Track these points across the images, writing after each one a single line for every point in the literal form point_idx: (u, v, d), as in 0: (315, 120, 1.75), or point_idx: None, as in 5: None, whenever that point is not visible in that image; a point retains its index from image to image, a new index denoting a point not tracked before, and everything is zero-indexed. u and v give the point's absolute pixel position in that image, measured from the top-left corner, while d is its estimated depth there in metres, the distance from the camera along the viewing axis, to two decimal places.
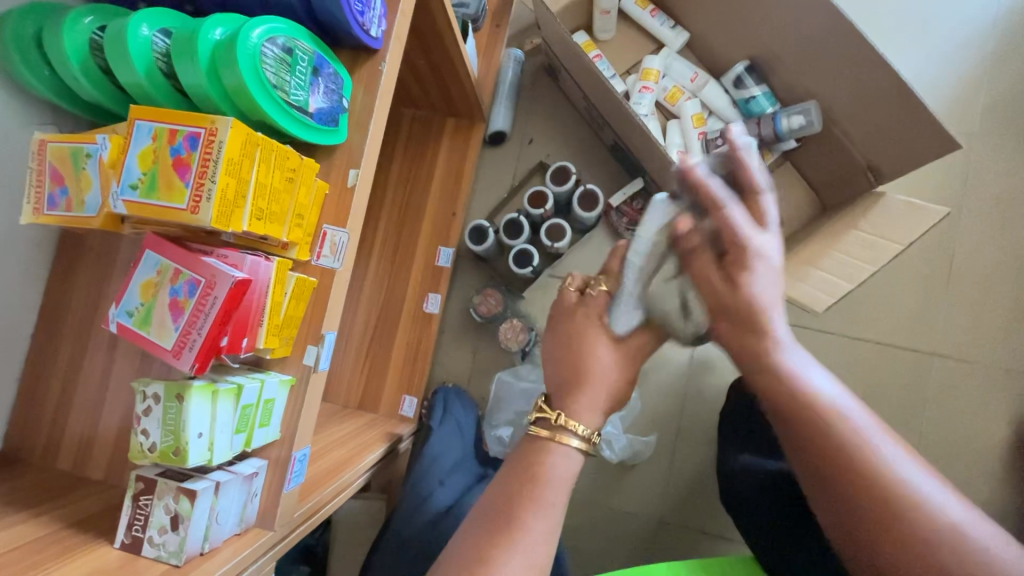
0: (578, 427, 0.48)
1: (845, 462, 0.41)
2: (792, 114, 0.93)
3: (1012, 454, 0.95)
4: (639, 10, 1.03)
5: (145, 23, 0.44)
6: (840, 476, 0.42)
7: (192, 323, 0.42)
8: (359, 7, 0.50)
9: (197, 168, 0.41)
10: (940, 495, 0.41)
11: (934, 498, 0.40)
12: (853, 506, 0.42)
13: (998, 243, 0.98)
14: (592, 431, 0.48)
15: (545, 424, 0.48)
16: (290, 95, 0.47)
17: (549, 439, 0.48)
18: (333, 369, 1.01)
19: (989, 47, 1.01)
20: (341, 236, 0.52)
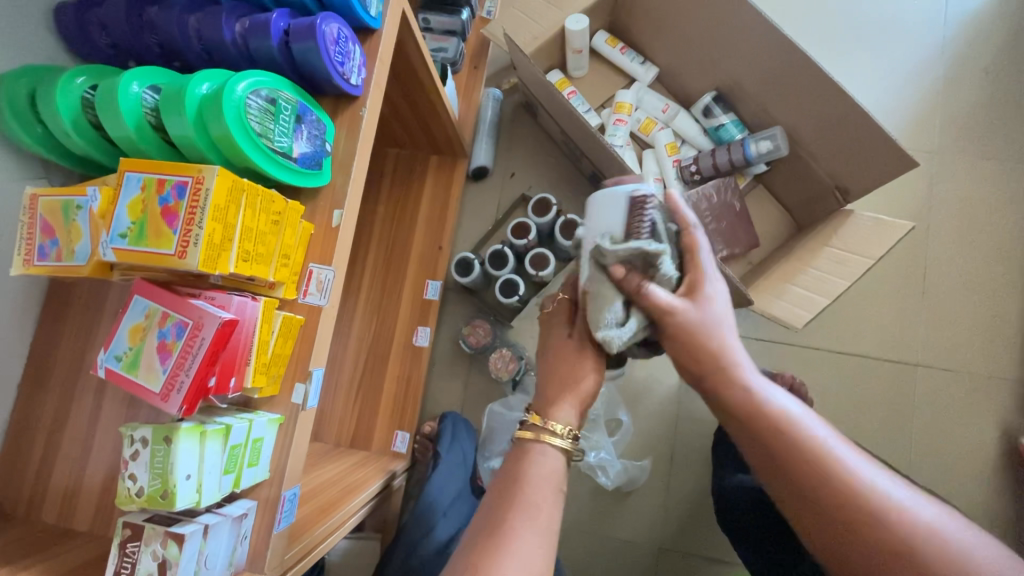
0: (562, 429, 0.51)
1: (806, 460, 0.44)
2: (760, 139, 0.98)
3: (1005, 462, 0.96)
4: (609, 49, 1.09)
5: (135, 81, 0.46)
6: (833, 502, 0.44)
7: (180, 365, 0.42)
8: (340, 58, 0.53)
9: (184, 215, 0.43)
10: (928, 510, 0.44)
11: (914, 504, 0.44)
12: (844, 522, 0.43)
13: (966, 256, 1.02)
14: (570, 428, 0.51)
15: (532, 428, 0.51)
16: (275, 142, 0.49)
17: (534, 440, 0.51)
18: (325, 407, 1.01)
19: (941, 70, 1.07)
20: (327, 274, 0.54)
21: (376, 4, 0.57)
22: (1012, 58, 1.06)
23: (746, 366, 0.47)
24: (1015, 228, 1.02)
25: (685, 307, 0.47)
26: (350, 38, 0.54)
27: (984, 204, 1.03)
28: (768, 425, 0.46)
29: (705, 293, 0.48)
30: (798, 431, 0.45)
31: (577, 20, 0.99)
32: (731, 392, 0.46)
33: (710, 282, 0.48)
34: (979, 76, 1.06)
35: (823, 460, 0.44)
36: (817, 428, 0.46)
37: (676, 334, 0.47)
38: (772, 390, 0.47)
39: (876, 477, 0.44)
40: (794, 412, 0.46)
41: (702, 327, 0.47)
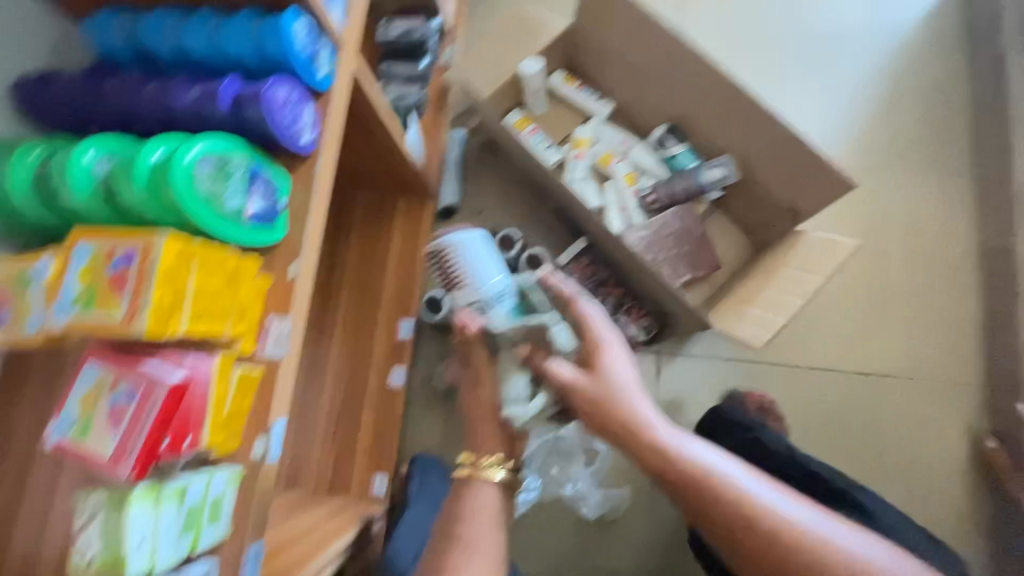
0: (495, 461, 0.62)
1: (720, 497, 0.53)
2: (712, 167, 1.03)
3: (976, 466, 0.98)
4: (566, 87, 1.14)
5: (88, 155, 0.49)
6: (747, 531, 0.52)
7: (131, 430, 0.43)
8: (289, 120, 0.56)
9: (133, 283, 0.44)
10: (828, 525, 0.52)
11: (815, 522, 0.52)
12: (762, 547, 0.51)
13: (920, 266, 1.06)
14: (504, 458, 0.63)
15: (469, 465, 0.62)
16: (226, 205, 0.51)
17: (473, 474, 0.61)
18: (302, 454, 1.00)
19: (879, 93, 1.13)
20: (285, 327, 0.55)
21: (326, 64, 0.60)
22: (943, 79, 1.13)
23: (657, 424, 0.58)
24: (964, 238, 1.06)
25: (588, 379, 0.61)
26: (300, 99, 0.57)
27: (933, 216, 1.07)
28: (683, 469, 0.55)
29: (607, 368, 0.61)
30: (709, 472, 0.54)
31: (532, 64, 1.05)
32: (649, 448, 0.57)
33: (606, 355, 0.62)
34: (915, 96, 1.12)
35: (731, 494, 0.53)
36: (723, 465, 0.55)
37: (588, 402, 0.60)
38: (685, 441, 0.57)
39: (779, 501, 0.53)
40: (701, 455, 0.55)
41: (608, 395, 0.59)
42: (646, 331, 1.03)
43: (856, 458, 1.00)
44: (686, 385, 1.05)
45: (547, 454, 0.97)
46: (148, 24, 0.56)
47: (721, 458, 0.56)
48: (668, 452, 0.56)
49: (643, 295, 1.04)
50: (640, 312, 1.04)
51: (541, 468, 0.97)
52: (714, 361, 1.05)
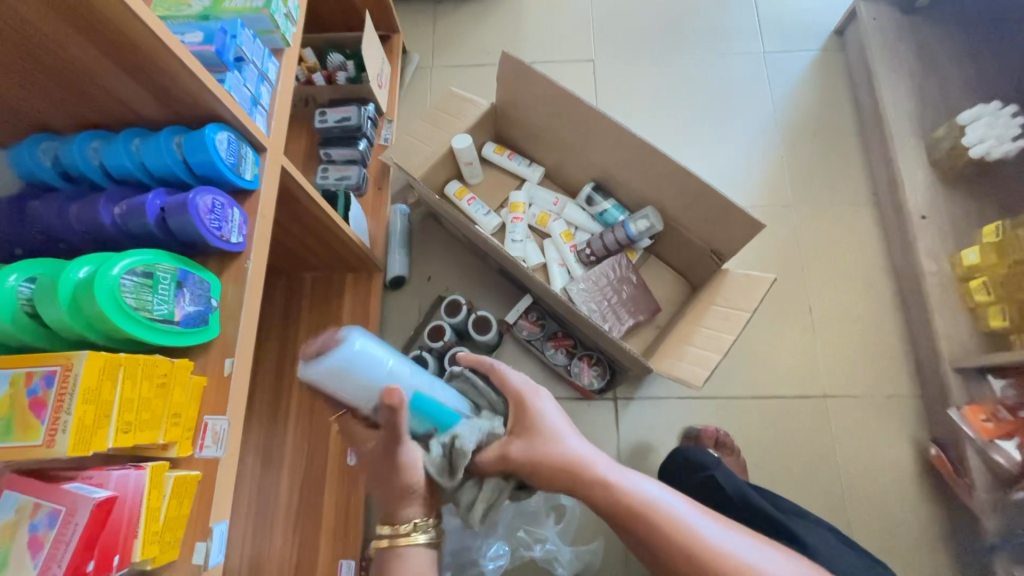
0: (413, 526, 0.59)
1: (663, 531, 0.55)
2: (637, 219, 1.09)
3: (925, 474, 1.02)
4: (498, 156, 1.22)
5: (11, 277, 0.49)
6: (689, 564, 0.54)
7: (52, 557, 0.42)
8: (216, 224, 0.58)
9: (52, 404, 0.44)
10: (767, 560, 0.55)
11: (755, 556, 0.55)
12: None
13: (842, 289, 1.14)
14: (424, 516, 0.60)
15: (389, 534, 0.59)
16: (153, 312, 0.53)
17: (391, 545, 0.59)
18: (261, 550, 0.96)
19: (779, 139, 1.25)
20: (222, 424, 0.56)
21: (252, 167, 0.64)
22: (832, 121, 1.26)
23: (605, 465, 0.61)
24: (875, 259, 1.15)
25: (521, 442, 0.63)
26: (226, 204, 0.59)
27: (845, 242, 1.17)
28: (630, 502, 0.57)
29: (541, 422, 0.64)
30: (653, 508, 0.57)
31: (461, 139, 1.11)
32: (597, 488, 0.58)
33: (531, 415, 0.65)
34: (810, 138, 1.25)
35: (667, 525, 0.56)
36: (665, 498, 0.58)
37: (528, 461, 0.62)
38: (633, 480, 0.59)
39: (720, 536, 0.56)
40: (636, 489, 0.58)
41: (542, 451, 0.62)
42: (600, 379, 1.06)
43: (815, 480, 1.03)
44: (646, 427, 1.06)
45: (513, 518, 0.93)
46: (69, 147, 0.59)
47: (670, 496, 0.59)
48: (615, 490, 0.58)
49: (592, 344, 1.08)
50: (592, 361, 1.07)
51: (507, 533, 0.93)
52: (668, 401, 1.08)
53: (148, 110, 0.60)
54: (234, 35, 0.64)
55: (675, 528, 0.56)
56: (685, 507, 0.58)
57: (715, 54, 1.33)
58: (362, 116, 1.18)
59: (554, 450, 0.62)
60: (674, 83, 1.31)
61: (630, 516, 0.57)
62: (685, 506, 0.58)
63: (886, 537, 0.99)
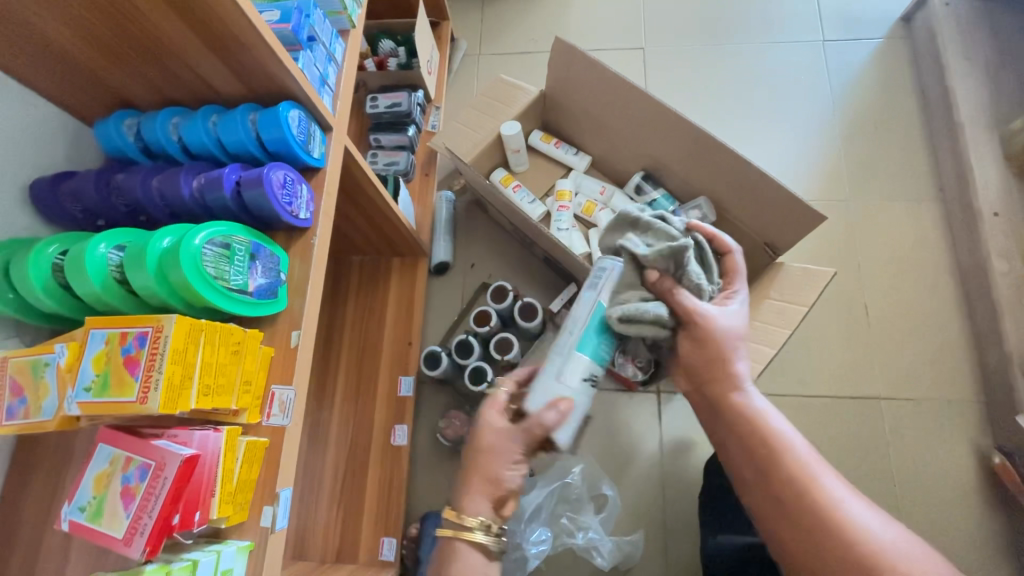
0: (479, 523, 0.56)
1: (764, 444, 0.54)
2: (688, 210, 1.07)
3: (986, 484, 0.97)
4: (545, 144, 1.21)
5: (102, 243, 0.52)
6: (776, 479, 0.52)
7: (143, 508, 0.44)
8: (287, 199, 0.60)
9: (145, 362, 0.46)
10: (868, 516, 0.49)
11: (855, 507, 0.50)
12: (781, 493, 0.52)
13: (902, 288, 1.09)
14: (490, 521, 0.57)
15: (452, 525, 0.57)
16: (230, 281, 0.54)
17: (455, 536, 0.56)
18: (308, 523, 0.99)
19: (837, 129, 1.21)
20: (288, 394, 0.57)
21: (319, 145, 0.65)
22: (897, 111, 1.21)
23: (739, 376, 0.59)
24: (939, 257, 1.10)
25: (711, 307, 0.60)
26: (296, 179, 0.61)
27: (905, 238, 1.12)
28: (741, 409, 0.58)
29: (725, 308, 0.61)
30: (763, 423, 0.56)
31: (510, 126, 1.11)
32: (716, 389, 0.60)
33: (738, 301, 0.63)
34: (870, 129, 1.20)
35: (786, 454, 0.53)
36: (782, 426, 0.56)
37: (685, 338, 0.61)
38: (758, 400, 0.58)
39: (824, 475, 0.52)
40: (759, 405, 0.58)
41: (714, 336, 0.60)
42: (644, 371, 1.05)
43: (866, 484, 0.99)
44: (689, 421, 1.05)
45: (556, 504, 0.95)
46: (151, 122, 0.62)
47: (787, 427, 0.56)
48: (732, 395, 0.59)
49: None
50: None
51: (551, 520, 0.94)
52: None
53: (224, 87, 0.62)
54: (308, 14, 0.66)
55: (783, 448, 0.54)
56: (801, 442, 0.55)
57: (772, 42, 1.29)
58: (412, 102, 1.20)
59: (701, 336, 0.60)
60: (728, 71, 1.27)
61: (736, 418, 0.57)
62: (806, 446, 0.54)
63: (944, 546, 0.94)
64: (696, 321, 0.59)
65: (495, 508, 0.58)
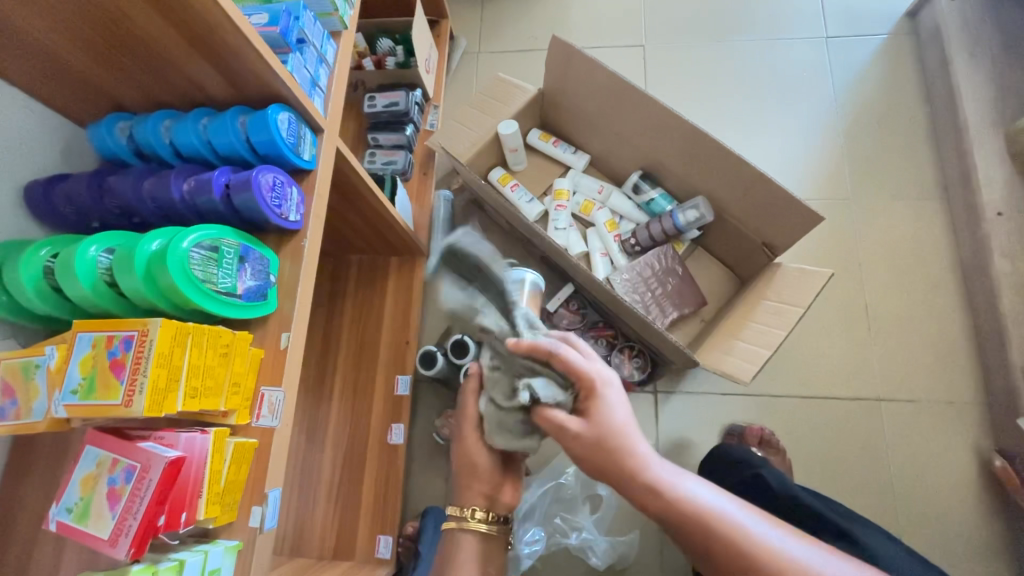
0: (475, 513, 0.58)
1: (715, 537, 0.46)
2: (686, 210, 1.06)
3: (988, 487, 0.96)
4: (543, 143, 1.21)
5: (92, 246, 0.52)
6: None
7: (128, 509, 0.45)
8: (276, 201, 0.60)
9: (131, 366, 0.47)
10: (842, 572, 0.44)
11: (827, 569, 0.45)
12: None
13: (904, 288, 1.08)
14: (489, 510, 0.58)
15: (455, 518, 0.58)
16: (218, 284, 0.55)
17: (458, 528, 0.57)
18: (305, 521, 1.00)
19: (839, 128, 1.19)
20: (278, 395, 0.57)
21: (310, 147, 0.65)
22: (900, 109, 1.19)
23: (649, 459, 0.50)
24: (942, 257, 1.08)
25: (582, 419, 0.51)
26: (286, 182, 0.61)
27: (907, 237, 1.11)
28: (669, 502, 0.48)
29: (598, 407, 0.52)
30: (700, 511, 0.47)
31: (508, 125, 1.11)
32: (633, 486, 0.49)
33: (604, 392, 0.53)
34: (873, 127, 1.18)
35: (745, 547, 0.45)
36: (716, 501, 0.48)
37: (579, 449, 0.52)
38: (681, 480, 0.49)
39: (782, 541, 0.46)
40: (683, 489, 0.49)
41: (604, 435, 0.51)
42: (640, 371, 1.05)
43: (864, 486, 0.98)
44: (686, 422, 1.04)
45: (550, 504, 0.96)
46: (143, 125, 0.62)
47: (719, 495, 0.49)
48: (654, 490, 0.49)
49: (634, 336, 1.06)
50: (634, 353, 1.06)
51: (544, 520, 0.95)
52: (710, 396, 1.05)
53: (214, 90, 0.62)
54: (297, 17, 0.66)
55: (733, 533, 0.46)
56: (738, 507, 0.48)
57: (774, 39, 1.27)
58: (410, 102, 1.19)
59: (593, 447, 0.51)
60: (729, 69, 1.26)
61: (671, 518, 0.48)
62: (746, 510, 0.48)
63: (942, 550, 0.93)
64: (579, 442, 0.51)
65: (493, 499, 0.59)
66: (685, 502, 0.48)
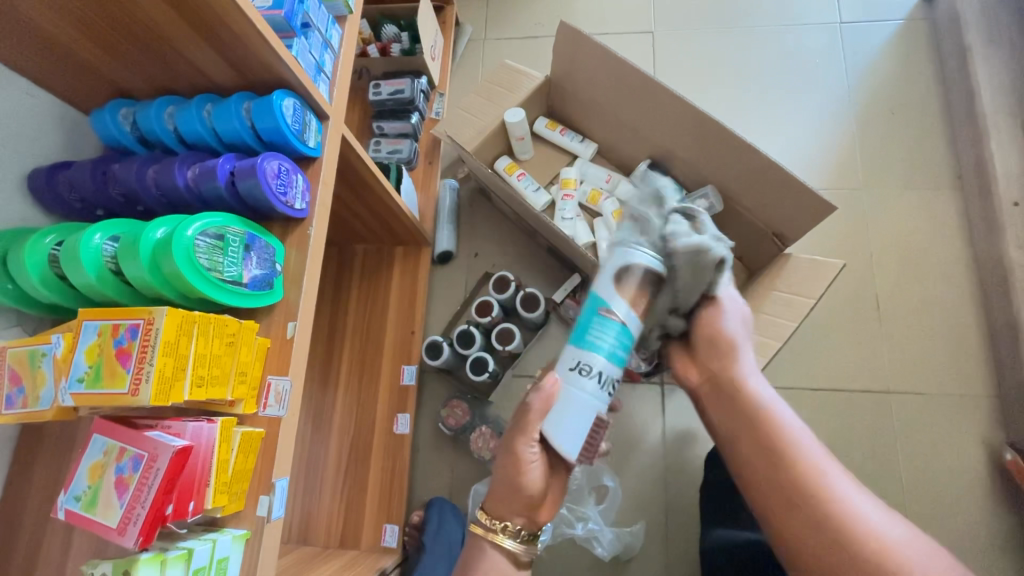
0: (506, 526, 0.56)
1: (769, 434, 0.51)
2: (696, 200, 1.05)
3: (998, 480, 0.95)
4: (550, 131, 1.19)
5: (97, 234, 0.52)
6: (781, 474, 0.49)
7: (136, 498, 0.45)
8: (282, 189, 0.59)
9: (136, 355, 0.46)
10: (886, 522, 0.44)
11: (868, 511, 0.45)
12: (787, 490, 0.48)
13: (915, 280, 1.06)
14: (520, 526, 0.56)
15: (484, 524, 0.57)
16: (224, 273, 0.54)
17: (484, 536, 0.56)
18: (311, 509, 1.00)
19: (852, 116, 1.17)
20: (284, 384, 0.57)
21: (315, 134, 0.64)
22: (914, 97, 1.16)
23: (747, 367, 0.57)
24: (955, 248, 1.07)
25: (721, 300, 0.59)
26: (291, 169, 0.60)
27: (920, 228, 1.09)
28: (746, 398, 0.55)
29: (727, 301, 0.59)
30: (770, 414, 0.53)
31: (514, 113, 1.09)
32: (722, 377, 0.57)
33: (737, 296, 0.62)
34: (886, 115, 1.16)
35: (789, 446, 0.50)
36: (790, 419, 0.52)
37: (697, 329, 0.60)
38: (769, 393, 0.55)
39: (834, 471, 0.48)
40: (767, 397, 0.54)
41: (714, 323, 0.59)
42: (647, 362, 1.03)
43: (871, 478, 0.98)
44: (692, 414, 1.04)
45: None
46: (146, 111, 0.62)
47: (797, 422, 0.52)
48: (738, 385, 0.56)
49: None
50: None
51: (550, 510, 0.95)
52: None
53: (218, 76, 0.61)
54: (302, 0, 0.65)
55: (791, 440, 0.50)
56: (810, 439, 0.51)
57: (785, 25, 1.24)
58: (415, 89, 1.18)
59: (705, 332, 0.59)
60: (739, 55, 1.24)
61: (741, 412, 0.54)
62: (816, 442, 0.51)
63: (949, 542, 0.93)
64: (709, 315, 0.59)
65: (528, 517, 0.57)
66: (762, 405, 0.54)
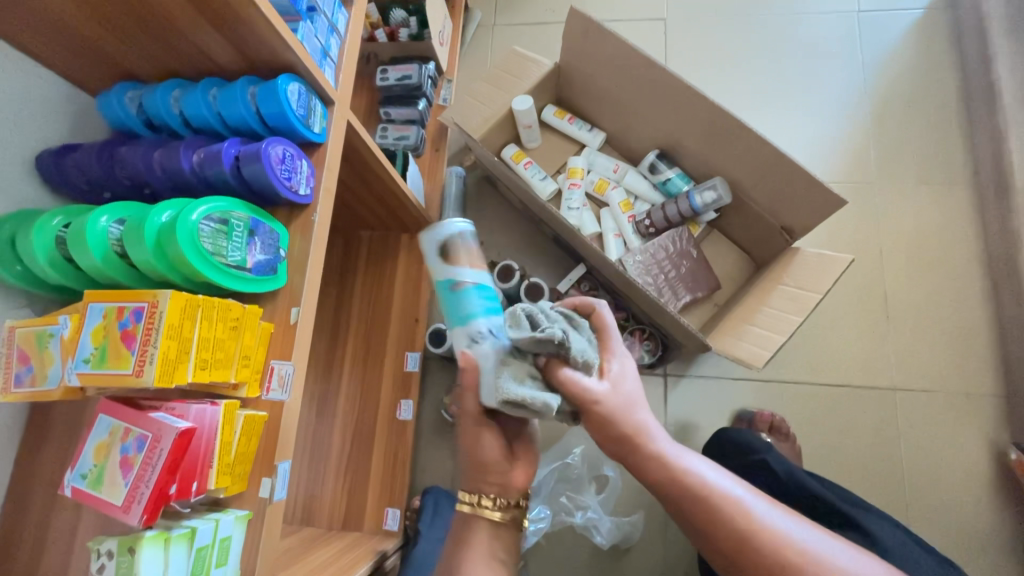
0: (492, 501, 0.56)
1: (718, 512, 0.48)
2: (704, 190, 1.03)
3: (1001, 480, 0.94)
4: (558, 120, 1.18)
5: (102, 216, 0.52)
6: (742, 552, 0.47)
7: (140, 477, 0.45)
8: (286, 174, 0.59)
9: (141, 337, 0.47)
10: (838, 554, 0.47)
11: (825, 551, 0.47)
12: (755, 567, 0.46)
13: (926, 277, 1.05)
14: (499, 496, 0.56)
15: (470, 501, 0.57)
16: (228, 257, 0.55)
17: (471, 513, 0.56)
18: (314, 492, 1.02)
19: (867, 108, 1.15)
20: (287, 369, 0.58)
21: (320, 120, 0.64)
22: (932, 89, 1.14)
23: (656, 431, 0.52)
24: (967, 245, 1.05)
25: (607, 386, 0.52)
26: (296, 155, 0.60)
27: (932, 224, 1.07)
28: (676, 475, 0.50)
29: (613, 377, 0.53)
30: (705, 487, 0.49)
31: (522, 101, 1.08)
32: (641, 458, 0.52)
33: (622, 361, 0.55)
34: (902, 108, 1.14)
35: (737, 515, 0.48)
36: (719, 479, 0.50)
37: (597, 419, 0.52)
38: (689, 458, 0.52)
39: (781, 521, 0.48)
40: (690, 466, 0.51)
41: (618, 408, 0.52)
42: (651, 354, 1.03)
43: (871, 474, 0.98)
44: (695, 406, 1.04)
45: (556, 483, 0.97)
46: (153, 95, 0.62)
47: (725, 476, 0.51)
48: (662, 464, 0.51)
49: (645, 318, 1.04)
50: (644, 336, 1.03)
51: (550, 498, 0.96)
52: (721, 381, 1.04)
53: (224, 60, 0.61)
54: None
55: (735, 507, 0.48)
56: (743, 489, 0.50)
57: (801, 13, 1.21)
58: (423, 75, 1.17)
59: (605, 421, 0.52)
60: (753, 44, 1.21)
61: (676, 492, 0.50)
62: (749, 491, 0.50)
63: (947, 540, 0.93)
64: (604, 408, 0.51)
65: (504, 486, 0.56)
66: (693, 478, 0.50)
